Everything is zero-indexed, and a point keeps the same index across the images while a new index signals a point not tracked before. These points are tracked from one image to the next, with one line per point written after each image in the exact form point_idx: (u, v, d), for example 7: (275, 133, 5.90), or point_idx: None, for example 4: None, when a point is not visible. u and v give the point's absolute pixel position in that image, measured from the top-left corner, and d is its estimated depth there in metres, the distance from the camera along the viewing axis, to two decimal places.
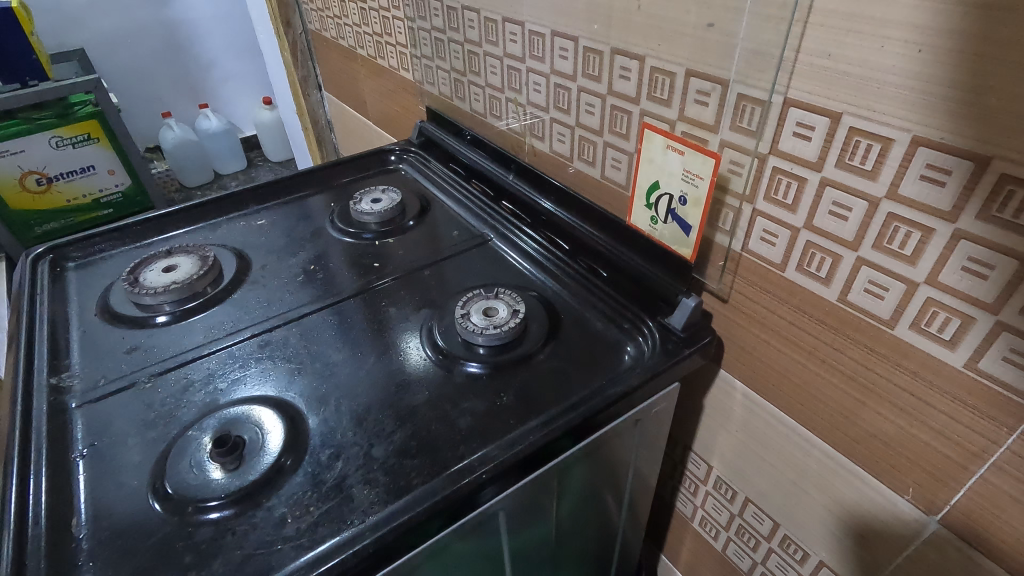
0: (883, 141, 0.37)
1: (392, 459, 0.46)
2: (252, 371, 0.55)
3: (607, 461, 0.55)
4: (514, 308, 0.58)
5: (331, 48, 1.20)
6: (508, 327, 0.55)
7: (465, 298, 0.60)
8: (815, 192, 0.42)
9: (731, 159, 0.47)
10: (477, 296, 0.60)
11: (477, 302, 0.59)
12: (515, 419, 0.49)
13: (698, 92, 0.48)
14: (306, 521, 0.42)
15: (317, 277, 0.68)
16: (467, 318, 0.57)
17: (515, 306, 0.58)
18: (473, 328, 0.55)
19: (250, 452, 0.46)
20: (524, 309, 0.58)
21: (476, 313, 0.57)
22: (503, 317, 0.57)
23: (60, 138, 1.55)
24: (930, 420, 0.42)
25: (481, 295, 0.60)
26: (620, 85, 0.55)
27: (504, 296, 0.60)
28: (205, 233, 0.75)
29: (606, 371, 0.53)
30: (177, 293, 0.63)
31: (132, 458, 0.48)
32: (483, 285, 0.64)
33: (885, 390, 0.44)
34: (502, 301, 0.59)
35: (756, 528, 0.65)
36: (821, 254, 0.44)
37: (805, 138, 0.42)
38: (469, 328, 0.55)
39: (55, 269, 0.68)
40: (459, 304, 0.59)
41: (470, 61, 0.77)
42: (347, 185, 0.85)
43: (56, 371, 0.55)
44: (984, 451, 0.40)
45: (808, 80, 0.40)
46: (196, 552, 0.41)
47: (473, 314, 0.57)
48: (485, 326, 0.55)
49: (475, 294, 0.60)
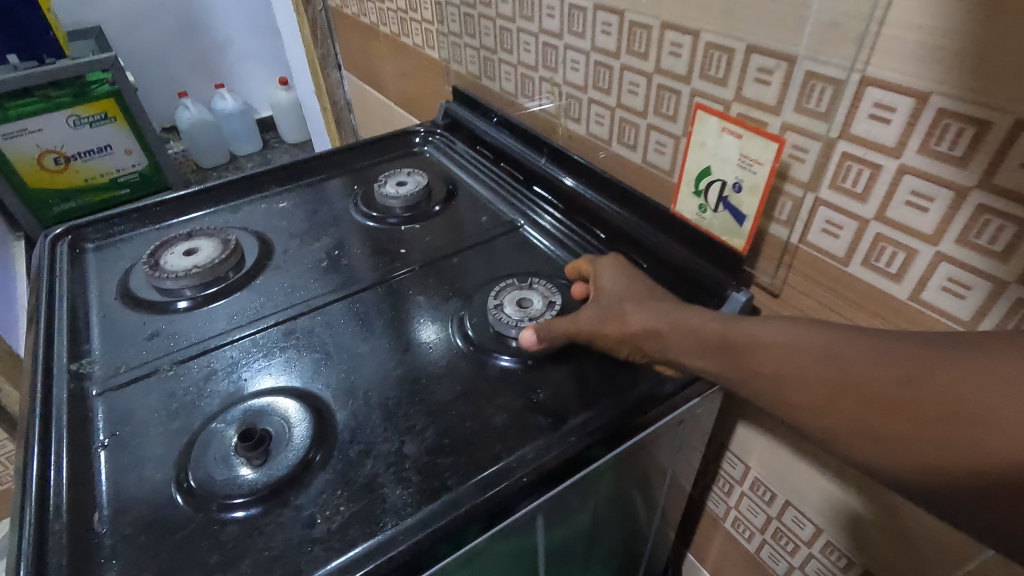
0: (979, 125, 0.33)
1: (424, 457, 0.44)
2: (276, 360, 0.53)
3: (644, 463, 0.52)
4: (549, 299, 0.56)
5: (352, 26, 1.16)
6: (544, 319, 0.53)
7: (497, 287, 0.58)
8: (891, 180, 0.39)
9: (795, 143, 0.44)
10: (509, 285, 0.58)
11: (510, 292, 0.57)
12: (553, 417, 0.47)
13: (760, 69, 0.44)
14: (337, 521, 0.40)
15: (341, 263, 0.65)
16: (498, 308, 0.55)
17: (551, 297, 0.56)
18: (507, 320, 0.53)
19: (277, 446, 0.44)
20: (561, 300, 0.56)
21: (509, 304, 0.55)
22: (538, 308, 0.54)
23: (77, 117, 1.54)
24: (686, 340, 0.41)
25: (513, 285, 0.58)
26: (669, 63, 0.51)
27: (539, 286, 0.57)
28: (226, 215, 0.73)
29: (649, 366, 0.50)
30: (199, 277, 0.61)
31: (154, 450, 0.46)
32: (516, 273, 0.62)
33: (642, 310, 0.45)
34: (536, 291, 0.57)
35: (795, 532, 0.62)
36: (893, 248, 0.40)
37: (883, 121, 0.38)
38: (502, 321, 0.53)
39: (74, 250, 0.67)
40: (491, 293, 0.57)
41: (502, 38, 0.73)
42: (369, 167, 0.82)
43: (77, 357, 0.53)
44: (706, 339, 0.40)
45: (891, 55, 0.36)
46: (223, 552, 0.39)
47: (506, 304, 0.55)
48: (519, 317, 0.53)
49: (507, 283, 0.58)
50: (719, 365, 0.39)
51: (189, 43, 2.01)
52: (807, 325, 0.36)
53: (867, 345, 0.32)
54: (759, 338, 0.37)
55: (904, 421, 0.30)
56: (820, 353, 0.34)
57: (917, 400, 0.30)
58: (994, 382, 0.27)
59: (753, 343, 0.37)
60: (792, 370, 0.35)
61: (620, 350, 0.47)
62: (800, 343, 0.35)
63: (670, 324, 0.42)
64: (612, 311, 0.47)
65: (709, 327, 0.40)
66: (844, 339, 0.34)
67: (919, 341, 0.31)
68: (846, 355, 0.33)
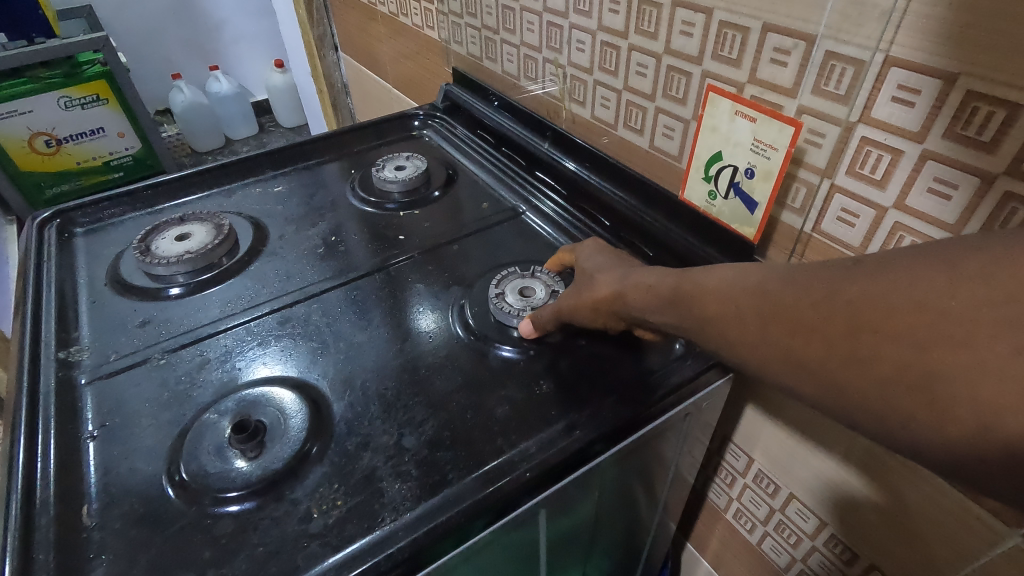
0: (1010, 108, 0.32)
1: (424, 451, 0.43)
2: (272, 350, 0.52)
3: (646, 456, 0.51)
4: (553, 287, 0.54)
5: (349, 5, 1.13)
6: None
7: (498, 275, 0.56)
8: (912, 167, 0.37)
9: (811, 128, 0.42)
10: (508, 273, 0.56)
11: (512, 280, 0.55)
12: (555, 410, 0.45)
13: (776, 49, 0.42)
14: (334, 517, 0.39)
15: (338, 250, 0.63)
16: (498, 297, 0.53)
17: (554, 285, 0.54)
18: (508, 312, 0.52)
19: (273, 438, 0.43)
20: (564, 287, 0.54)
21: (511, 293, 0.54)
22: (539, 299, 0.53)
23: (69, 98, 1.50)
24: (643, 296, 0.39)
25: (514, 273, 0.56)
26: (679, 43, 0.49)
27: (541, 274, 0.55)
28: (220, 199, 0.71)
29: (654, 357, 0.49)
30: (191, 263, 0.59)
31: (145, 442, 0.44)
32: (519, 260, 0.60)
33: (611, 278, 0.43)
34: (539, 279, 0.55)
35: (799, 524, 0.61)
36: (911, 238, 0.39)
37: (906, 104, 0.36)
38: (502, 314, 0.52)
39: (63, 234, 0.65)
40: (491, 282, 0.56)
41: (505, 17, 0.70)
42: (367, 151, 0.80)
43: (65, 345, 0.52)
44: (661, 293, 0.37)
45: (918, 34, 0.34)
46: (216, 548, 0.38)
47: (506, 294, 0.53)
48: (520, 307, 0.52)
49: (508, 271, 0.56)
50: (673, 317, 0.36)
51: (183, 24, 1.97)
52: (758, 266, 0.32)
53: (809, 285, 0.29)
54: (710, 282, 0.34)
55: (846, 379, 0.26)
56: (763, 296, 0.30)
57: (857, 364, 0.26)
58: (938, 340, 0.23)
59: (706, 292, 0.34)
60: (739, 327, 0.32)
61: (598, 321, 0.45)
62: (747, 285, 0.32)
63: (631, 285, 0.40)
64: (591, 281, 0.45)
65: (664, 281, 0.37)
66: (789, 279, 0.30)
67: (858, 276, 0.27)
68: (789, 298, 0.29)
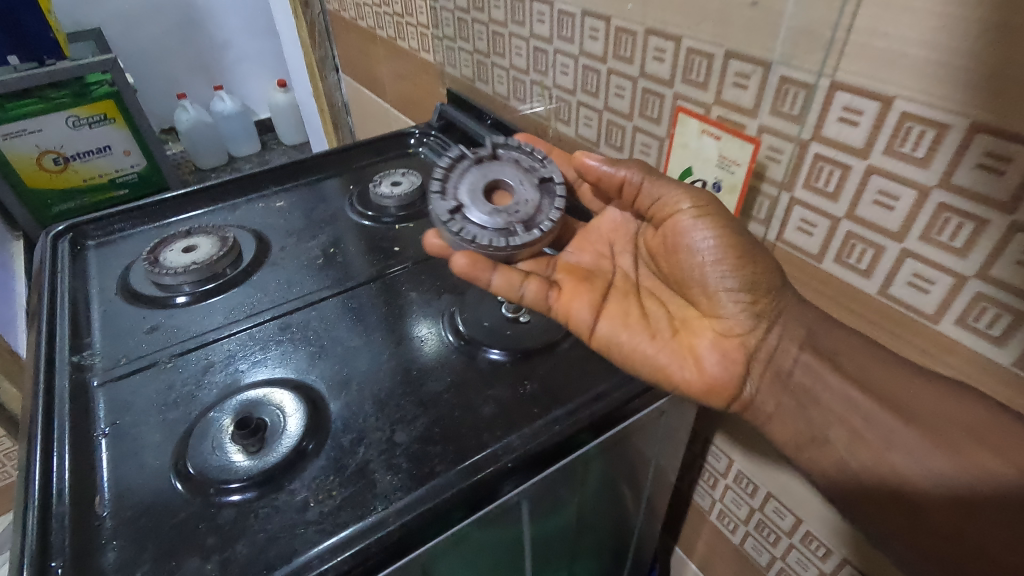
0: (938, 127, 0.35)
1: (414, 446, 0.46)
2: (272, 354, 0.55)
3: (626, 453, 0.54)
4: (523, 183, 0.53)
5: (350, 29, 1.18)
6: (532, 206, 0.51)
7: (448, 207, 0.51)
8: (860, 180, 0.41)
9: (770, 145, 0.46)
10: (468, 197, 0.52)
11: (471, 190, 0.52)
12: (538, 408, 0.48)
13: (738, 74, 0.46)
14: (329, 505, 0.42)
15: (336, 261, 0.67)
16: (478, 224, 0.50)
17: (535, 179, 0.53)
18: (510, 231, 0.50)
19: (272, 435, 0.46)
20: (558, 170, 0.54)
21: (478, 214, 0.51)
22: (531, 206, 0.51)
23: (77, 117, 1.47)
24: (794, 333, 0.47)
25: (478, 188, 0.53)
26: (653, 67, 0.53)
27: (509, 175, 0.54)
28: (224, 213, 0.75)
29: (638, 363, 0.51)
30: (197, 273, 0.62)
31: (153, 438, 0.47)
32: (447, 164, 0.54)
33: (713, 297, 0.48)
34: (503, 177, 0.53)
35: (777, 523, 0.64)
36: (862, 245, 0.42)
37: (852, 123, 0.40)
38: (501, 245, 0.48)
39: (76, 247, 0.68)
40: (438, 216, 0.50)
41: (495, 42, 0.75)
42: (366, 167, 0.84)
43: (78, 349, 0.55)
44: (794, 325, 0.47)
45: (859, 62, 0.38)
46: (219, 534, 0.40)
47: (485, 220, 0.50)
48: (516, 223, 0.50)
49: (460, 179, 0.53)
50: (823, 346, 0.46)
51: (189, 45, 2.03)
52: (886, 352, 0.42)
53: None
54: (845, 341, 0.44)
55: None
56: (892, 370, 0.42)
57: None
58: None
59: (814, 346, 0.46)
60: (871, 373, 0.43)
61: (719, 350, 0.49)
62: (870, 355, 0.43)
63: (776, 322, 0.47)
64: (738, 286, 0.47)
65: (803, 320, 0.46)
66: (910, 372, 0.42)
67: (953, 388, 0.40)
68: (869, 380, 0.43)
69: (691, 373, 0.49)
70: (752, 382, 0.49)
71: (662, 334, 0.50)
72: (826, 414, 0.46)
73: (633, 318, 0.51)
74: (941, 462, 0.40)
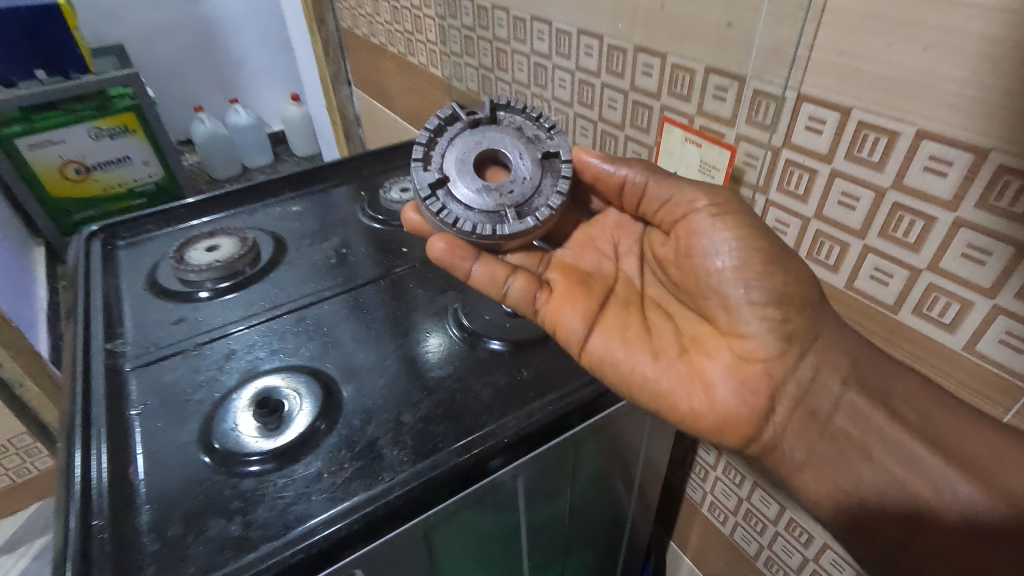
0: (890, 134, 0.40)
1: (419, 425, 0.50)
2: (290, 343, 0.59)
3: (616, 439, 0.58)
4: (520, 155, 0.52)
5: (362, 46, 1.24)
6: (524, 186, 0.51)
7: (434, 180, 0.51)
8: (825, 183, 0.45)
9: (746, 151, 0.50)
10: (456, 169, 0.52)
11: (463, 160, 0.52)
12: (534, 392, 0.52)
13: (717, 87, 0.50)
14: (342, 476, 0.46)
15: (347, 261, 0.72)
16: (463, 204, 0.51)
17: (537, 152, 0.52)
18: (500, 216, 0.51)
19: (289, 415, 0.50)
20: (564, 144, 0.52)
21: (464, 192, 0.51)
22: (522, 186, 0.51)
23: (98, 129, 1.45)
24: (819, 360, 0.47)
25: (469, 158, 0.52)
26: (642, 81, 0.58)
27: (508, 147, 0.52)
28: (243, 216, 0.80)
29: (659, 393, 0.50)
30: (219, 270, 0.67)
31: (181, 416, 0.52)
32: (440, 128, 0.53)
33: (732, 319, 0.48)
34: (501, 146, 0.52)
35: (763, 512, 0.67)
36: (830, 243, 0.47)
37: (817, 132, 0.44)
38: (486, 233, 0.49)
39: (106, 247, 0.73)
40: (420, 192, 0.50)
41: (499, 58, 0.80)
42: (376, 175, 0.89)
43: (112, 337, 0.60)
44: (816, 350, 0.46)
45: (821, 77, 0.43)
46: (242, 499, 0.45)
47: (472, 199, 0.51)
48: (507, 207, 0.51)
49: (452, 146, 0.52)
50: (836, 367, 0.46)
51: (207, 60, 2.11)
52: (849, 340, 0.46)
53: None
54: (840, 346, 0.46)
55: None
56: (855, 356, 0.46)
57: None
58: None
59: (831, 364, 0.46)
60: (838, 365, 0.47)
61: (735, 374, 0.48)
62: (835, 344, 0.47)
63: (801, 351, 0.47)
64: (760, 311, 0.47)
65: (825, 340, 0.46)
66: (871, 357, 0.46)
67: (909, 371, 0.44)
68: (848, 366, 0.46)
69: (701, 400, 0.49)
70: (776, 413, 0.48)
71: (672, 360, 0.50)
72: (827, 429, 0.47)
73: (631, 332, 0.52)
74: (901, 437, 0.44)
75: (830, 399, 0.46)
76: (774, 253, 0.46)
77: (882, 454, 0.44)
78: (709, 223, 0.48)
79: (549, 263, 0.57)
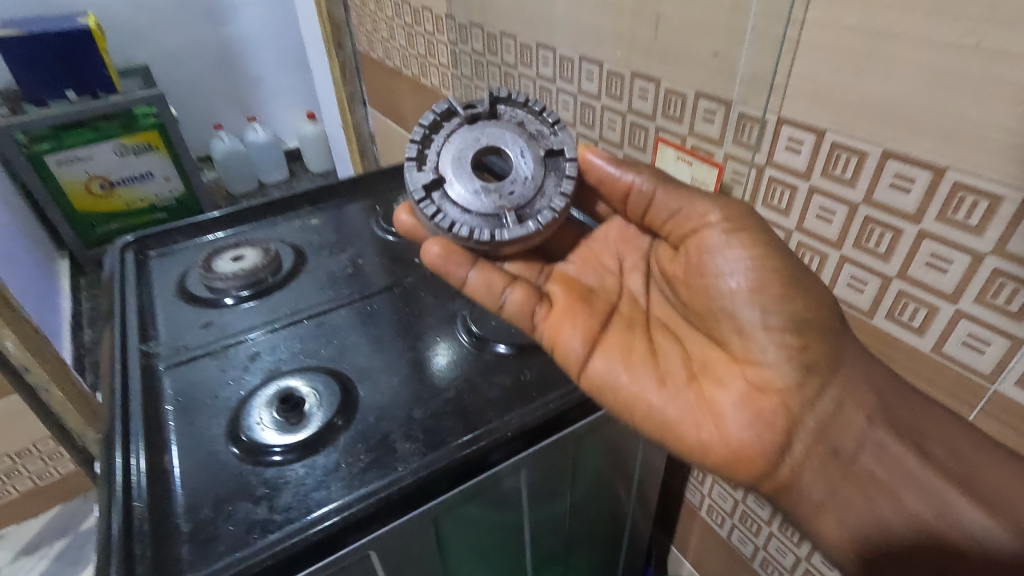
0: (859, 154, 0.44)
1: (430, 421, 0.54)
2: (310, 346, 0.64)
3: (614, 439, 0.61)
4: (521, 154, 0.55)
5: (377, 68, 1.31)
6: (522, 186, 0.55)
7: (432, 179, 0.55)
8: (805, 198, 0.50)
9: (733, 169, 0.55)
10: (452, 169, 0.55)
11: (461, 158, 0.55)
12: (536, 391, 0.56)
13: (706, 110, 0.55)
14: (358, 466, 0.50)
15: (364, 271, 0.76)
16: (458, 201, 0.55)
17: (542, 150, 0.56)
18: (499, 218, 0.55)
19: (309, 410, 0.54)
20: (568, 139, 0.55)
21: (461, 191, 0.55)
22: (519, 186, 0.55)
23: (124, 146, 1.52)
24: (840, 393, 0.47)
25: (468, 159, 0.55)
26: (638, 105, 0.62)
27: (511, 146, 0.55)
28: (266, 229, 0.85)
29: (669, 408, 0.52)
30: (243, 278, 0.72)
31: (211, 411, 0.56)
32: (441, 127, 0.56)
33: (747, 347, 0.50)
34: (502, 145, 0.56)
35: (758, 513, 0.70)
36: (812, 253, 0.51)
37: (795, 151, 0.49)
38: (485, 237, 0.53)
39: (139, 257, 0.79)
40: (416, 192, 0.55)
41: (507, 81, 0.85)
42: (390, 190, 0.94)
43: (145, 339, 0.64)
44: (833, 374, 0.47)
45: (797, 102, 0.47)
46: (267, 485, 0.49)
47: (466, 198, 0.55)
48: (506, 209, 0.55)
49: (451, 144, 0.56)
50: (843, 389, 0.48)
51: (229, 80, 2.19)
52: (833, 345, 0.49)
53: None
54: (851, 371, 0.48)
55: None
56: None
57: None
58: None
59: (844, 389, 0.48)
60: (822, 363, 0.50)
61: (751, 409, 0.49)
62: None
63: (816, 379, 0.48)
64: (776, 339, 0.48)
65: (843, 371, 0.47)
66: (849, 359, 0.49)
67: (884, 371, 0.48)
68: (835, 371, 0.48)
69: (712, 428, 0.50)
70: (787, 444, 0.49)
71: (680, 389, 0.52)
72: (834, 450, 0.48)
73: (635, 356, 0.54)
74: (882, 437, 0.47)
75: (825, 410, 0.48)
76: (789, 277, 0.48)
77: (861, 450, 0.47)
78: (727, 251, 0.49)
79: (548, 275, 0.61)
